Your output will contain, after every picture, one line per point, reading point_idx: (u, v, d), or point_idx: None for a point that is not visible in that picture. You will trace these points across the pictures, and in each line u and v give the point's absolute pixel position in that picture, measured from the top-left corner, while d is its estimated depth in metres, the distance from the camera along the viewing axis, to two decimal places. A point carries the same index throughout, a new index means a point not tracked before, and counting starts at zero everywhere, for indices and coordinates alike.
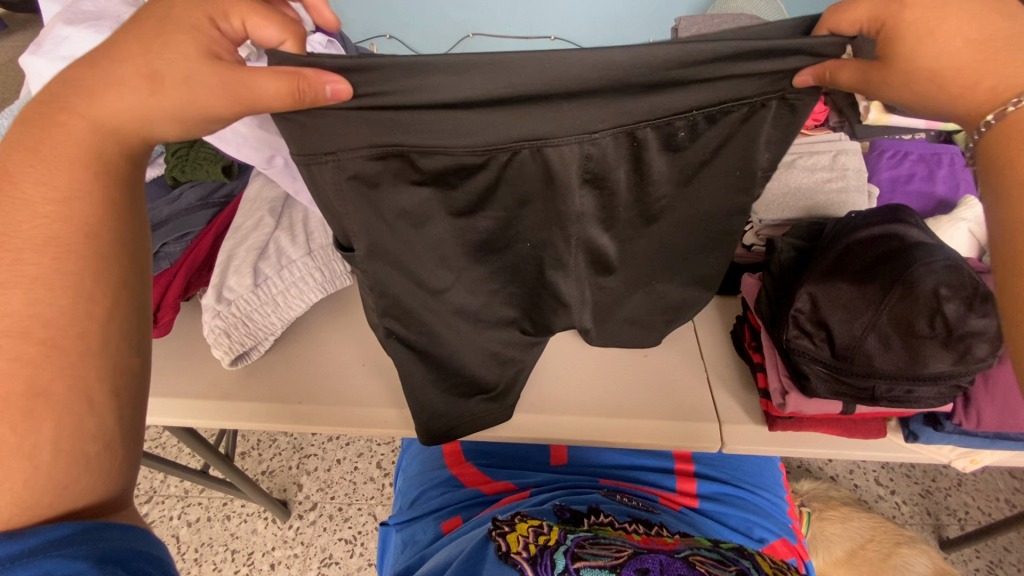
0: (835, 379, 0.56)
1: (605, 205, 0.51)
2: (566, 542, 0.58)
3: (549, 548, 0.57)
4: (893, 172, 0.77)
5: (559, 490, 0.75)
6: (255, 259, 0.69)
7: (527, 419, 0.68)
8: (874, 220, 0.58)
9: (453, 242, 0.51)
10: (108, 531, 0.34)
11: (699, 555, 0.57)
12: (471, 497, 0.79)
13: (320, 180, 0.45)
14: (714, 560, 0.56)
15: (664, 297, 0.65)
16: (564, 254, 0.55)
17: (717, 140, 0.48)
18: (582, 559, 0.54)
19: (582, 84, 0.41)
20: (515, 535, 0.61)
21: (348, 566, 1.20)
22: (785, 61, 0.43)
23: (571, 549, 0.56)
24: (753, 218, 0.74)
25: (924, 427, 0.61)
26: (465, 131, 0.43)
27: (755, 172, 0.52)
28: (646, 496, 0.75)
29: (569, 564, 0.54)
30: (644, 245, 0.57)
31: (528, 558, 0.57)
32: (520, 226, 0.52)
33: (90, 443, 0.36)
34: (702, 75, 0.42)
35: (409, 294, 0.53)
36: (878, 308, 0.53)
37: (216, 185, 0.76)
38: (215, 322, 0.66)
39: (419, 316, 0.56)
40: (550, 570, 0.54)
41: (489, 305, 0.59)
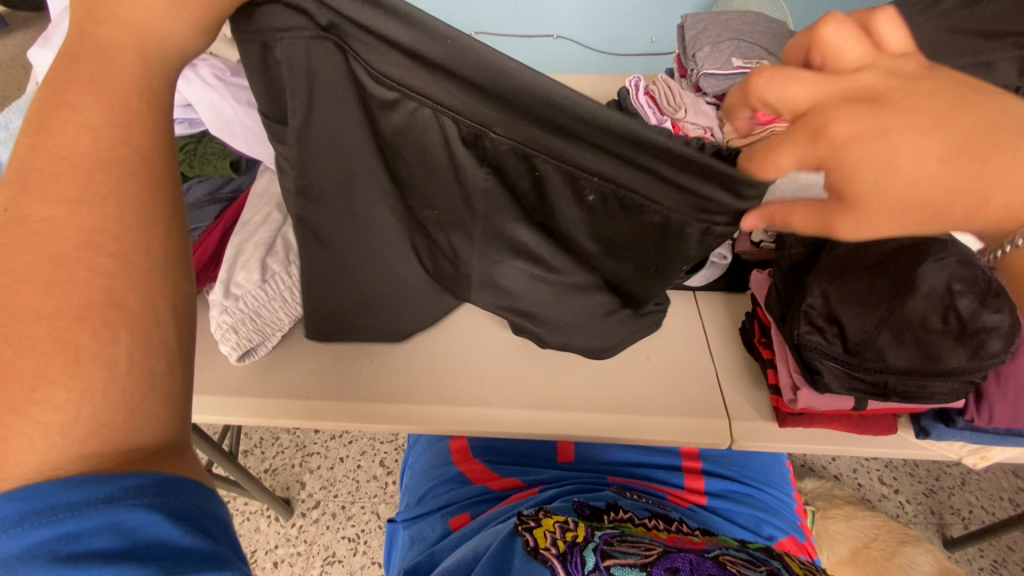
0: (849, 376, 0.56)
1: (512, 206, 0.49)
2: (595, 539, 0.58)
3: (580, 546, 0.57)
4: None
5: (568, 487, 0.75)
6: (263, 254, 0.69)
7: (536, 415, 0.68)
8: None
9: (374, 176, 0.50)
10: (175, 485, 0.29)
11: (729, 555, 0.57)
12: (479, 494, 0.79)
13: (263, 59, 0.42)
14: (744, 560, 0.56)
15: (572, 322, 0.62)
16: (460, 245, 0.54)
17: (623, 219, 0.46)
18: (611, 556, 0.55)
19: (500, 94, 0.39)
20: (542, 531, 0.61)
21: (352, 564, 1.20)
22: (700, 181, 0.40)
23: (600, 546, 0.57)
24: None
25: (936, 423, 0.60)
26: (397, 73, 0.41)
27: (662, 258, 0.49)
28: (655, 493, 0.76)
29: (599, 562, 0.55)
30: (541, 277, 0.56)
31: (558, 555, 0.57)
32: (432, 201, 0.51)
33: (168, 388, 0.30)
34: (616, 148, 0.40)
35: (331, 196, 0.52)
36: (891, 303, 0.54)
37: (224, 180, 0.75)
38: (223, 317, 0.65)
39: (322, 221, 0.54)
40: (581, 569, 0.55)
41: (399, 250, 0.58)
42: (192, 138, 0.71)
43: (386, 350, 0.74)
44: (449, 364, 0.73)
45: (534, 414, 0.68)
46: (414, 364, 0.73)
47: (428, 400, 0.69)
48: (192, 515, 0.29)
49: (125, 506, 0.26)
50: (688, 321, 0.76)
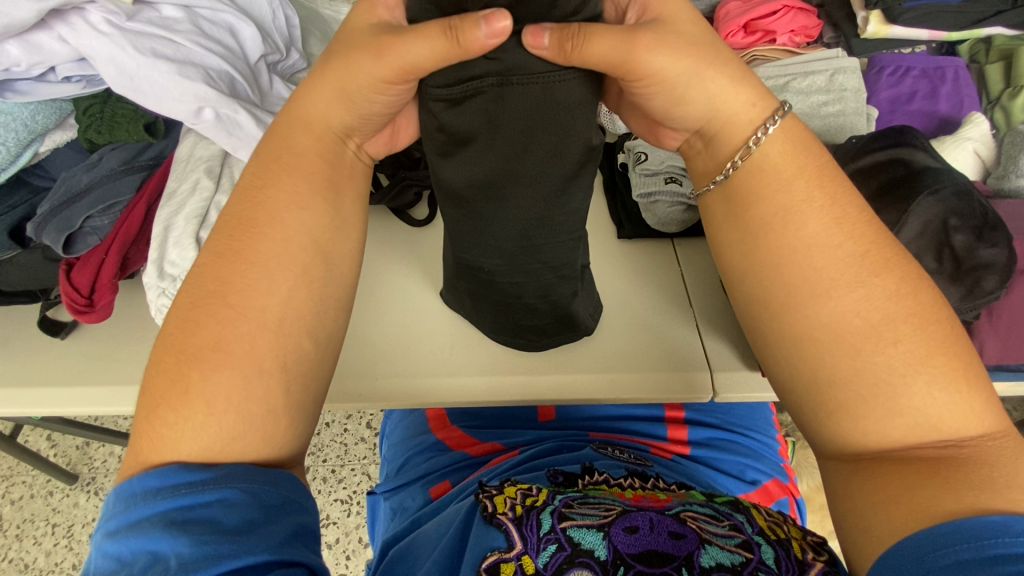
0: None
1: (488, 176, 0.45)
2: (554, 501, 0.53)
3: (537, 509, 0.52)
4: (894, 91, 0.70)
5: (546, 446, 0.73)
6: (196, 229, 0.62)
7: (508, 381, 0.64)
8: (876, 145, 0.53)
9: (520, 193, 0.46)
10: (276, 478, 0.40)
11: (691, 510, 0.51)
12: (458, 460, 0.77)
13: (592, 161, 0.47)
14: (707, 517, 0.50)
15: (492, 191, 0.46)
16: (475, 186, 0.47)
17: (514, 191, 0.46)
18: (568, 518, 0.50)
19: (543, 111, 0.41)
20: (503, 497, 0.54)
21: (347, 525, 1.28)
22: (531, 204, 0.47)
23: (558, 508, 0.52)
24: None
25: None
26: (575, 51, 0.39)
27: (522, 150, 0.44)
28: (637, 447, 0.74)
29: (556, 525, 0.50)
30: (490, 228, 0.49)
31: (514, 519, 0.52)
32: (496, 178, 0.45)
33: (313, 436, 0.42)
34: (512, 156, 0.44)
35: (535, 185, 0.46)
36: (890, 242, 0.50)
37: (141, 146, 0.66)
38: (163, 300, 0.61)
39: (486, 139, 0.43)
40: (537, 532, 0.50)
41: (496, 202, 0.47)
42: (95, 98, 0.61)
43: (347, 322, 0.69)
44: (412, 332, 0.68)
45: (507, 381, 0.64)
46: (379, 334, 0.68)
47: (394, 375, 0.65)
48: (278, 500, 0.39)
49: (229, 486, 0.38)
50: (665, 270, 0.72)
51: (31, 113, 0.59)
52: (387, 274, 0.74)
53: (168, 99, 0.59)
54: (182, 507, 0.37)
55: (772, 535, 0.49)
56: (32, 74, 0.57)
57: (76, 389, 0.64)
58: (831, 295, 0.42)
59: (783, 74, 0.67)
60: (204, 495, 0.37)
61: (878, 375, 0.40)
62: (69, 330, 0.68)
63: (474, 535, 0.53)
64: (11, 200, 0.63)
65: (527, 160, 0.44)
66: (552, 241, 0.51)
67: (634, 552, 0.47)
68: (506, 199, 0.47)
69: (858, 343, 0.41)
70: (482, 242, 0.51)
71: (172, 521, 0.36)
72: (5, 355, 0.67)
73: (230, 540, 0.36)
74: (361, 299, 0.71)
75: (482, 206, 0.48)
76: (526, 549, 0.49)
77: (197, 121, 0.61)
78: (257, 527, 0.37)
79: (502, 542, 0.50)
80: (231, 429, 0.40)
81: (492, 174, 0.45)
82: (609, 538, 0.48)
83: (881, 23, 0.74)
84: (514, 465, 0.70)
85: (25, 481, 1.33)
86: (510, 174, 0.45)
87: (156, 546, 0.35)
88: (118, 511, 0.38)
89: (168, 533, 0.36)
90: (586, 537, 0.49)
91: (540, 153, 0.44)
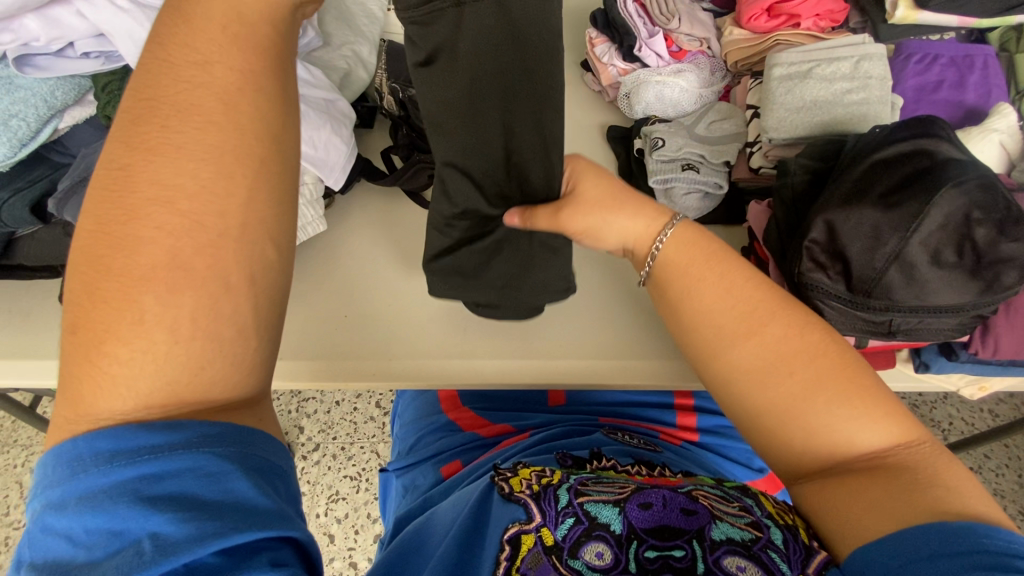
0: (852, 316, 0.51)
1: (455, 63, 0.49)
2: (569, 479, 0.54)
3: (553, 485, 0.53)
4: (920, 79, 0.69)
5: (558, 429, 0.74)
6: None
7: (521, 364, 0.65)
8: (896, 137, 0.52)
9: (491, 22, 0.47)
10: (251, 438, 0.36)
11: (703, 490, 0.52)
12: (469, 441, 0.78)
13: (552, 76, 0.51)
14: (717, 497, 0.51)
15: (460, 50, 0.48)
16: (456, 74, 0.49)
17: (487, 63, 0.49)
18: (585, 494, 0.51)
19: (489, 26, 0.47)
20: (518, 478, 0.56)
21: (356, 501, 1.31)
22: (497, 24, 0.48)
23: (574, 485, 0.53)
24: (763, 137, 0.65)
25: (937, 357, 0.57)
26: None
27: (492, 38, 0.48)
28: (645, 433, 0.75)
29: (574, 500, 0.51)
30: (457, 127, 0.51)
31: (532, 494, 0.53)
32: (461, 55, 0.48)
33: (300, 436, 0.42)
34: (481, 47, 0.48)
35: (503, 51, 0.49)
36: (906, 234, 0.48)
37: None
38: None
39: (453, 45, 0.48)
40: (555, 505, 0.51)
41: (468, 88, 0.50)
42: (114, 75, 0.61)
43: (362, 304, 0.70)
44: (427, 315, 0.69)
45: (519, 363, 0.65)
46: (393, 315, 0.69)
47: (409, 355, 0.66)
48: (258, 466, 0.36)
49: (203, 451, 0.33)
50: None
51: (51, 89, 0.59)
52: (399, 257, 0.74)
53: None
54: (148, 477, 0.32)
55: (781, 520, 0.48)
56: (51, 50, 0.57)
57: None
58: (776, 362, 0.46)
59: (807, 60, 0.65)
60: (175, 462, 0.33)
61: (789, 395, 0.45)
62: None
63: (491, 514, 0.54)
64: (31, 175, 0.63)
65: (493, 47, 0.48)
66: (528, 144, 0.53)
67: (648, 527, 0.48)
68: (484, 58, 0.49)
69: (772, 369, 0.46)
70: (463, 143, 0.53)
71: (140, 493, 0.32)
72: (26, 329, 0.68)
73: (214, 514, 0.32)
74: (374, 280, 0.72)
75: (456, 77, 0.49)
76: (545, 521, 0.50)
77: None
78: (241, 504, 0.33)
79: (523, 515, 0.51)
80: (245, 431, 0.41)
81: (456, 60, 0.49)
82: (624, 513, 0.49)
83: (910, 8, 0.72)
84: (526, 447, 0.71)
85: None
86: (473, 55, 0.48)
87: (122, 527, 0.31)
88: (64, 479, 0.32)
89: (138, 509, 0.31)
90: (602, 512, 0.50)
91: (503, 54, 0.49)
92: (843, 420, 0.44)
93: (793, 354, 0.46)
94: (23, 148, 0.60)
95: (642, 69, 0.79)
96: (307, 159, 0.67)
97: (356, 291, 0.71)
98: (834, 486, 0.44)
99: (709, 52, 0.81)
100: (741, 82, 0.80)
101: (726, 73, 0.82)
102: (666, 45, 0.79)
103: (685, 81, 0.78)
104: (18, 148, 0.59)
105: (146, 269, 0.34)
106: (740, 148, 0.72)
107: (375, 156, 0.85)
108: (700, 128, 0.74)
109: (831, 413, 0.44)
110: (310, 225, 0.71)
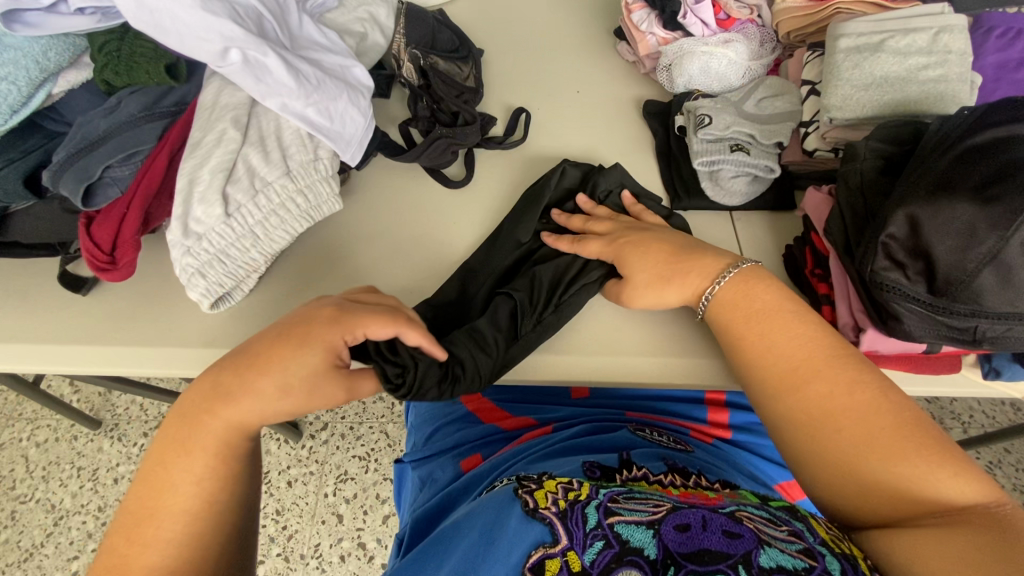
0: (932, 321, 0.47)
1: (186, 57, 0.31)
2: (598, 495, 0.50)
3: (581, 502, 0.49)
4: (1001, 57, 0.62)
5: (584, 424, 0.71)
6: (223, 183, 0.58)
7: (551, 360, 0.60)
8: (990, 122, 0.46)
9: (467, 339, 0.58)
10: None
11: (746, 511, 0.49)
12: (489, 434, 0.75)
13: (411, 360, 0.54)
14: (763, 520, 0.47)
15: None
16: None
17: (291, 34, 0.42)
18: (616, 513, 0.48)
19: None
20: (543, 491, 0.52)
21: (365, 482, 1.29)
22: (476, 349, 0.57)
23: (605, 503, 0.49)
24: (820, 116, 0.59)
25: (1010, 363, 0.53)
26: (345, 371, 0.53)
27: None
28: (676, 430, 0.71)
29: (603, 520, 0.47)
30: None
31: (558, 512, 0.49)
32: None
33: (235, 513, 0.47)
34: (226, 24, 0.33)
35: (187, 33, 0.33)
36: (1005, 233, 0.43)
37: (161, 91, 0.60)
38: (188, 261, 0.57)
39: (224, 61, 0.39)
40: (582, 526, 0.47)
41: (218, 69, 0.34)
42: (112, 34, 0.55)
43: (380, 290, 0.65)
44: None
45: (549, 359, 0.60)
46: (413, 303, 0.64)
47: None
48: None
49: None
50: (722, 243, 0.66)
51: (43, 49, 0.53)
52: (420, 238, 0.69)
53: (193, 38, 0.53)
54: None
55: (836, 548, 0.45)
56: (42, 4, 0.51)
57: (102, 348, 0.61)
58: (804, 387, 0.49)
59: (879, 31, 0.59)
60: None
61: (846, 446, 0.47)
62: (91, 286, 0.64)
63: (513, 526, 0.49)
64: (24, 144, 0.58)
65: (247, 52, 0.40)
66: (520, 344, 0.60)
67: (685, 551, 0.44)
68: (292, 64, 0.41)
69: (819, 424, 0.48)
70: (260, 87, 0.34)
71: None
72: (23, 310, 0.63)
73: None
74: (392, 265, 0.67)
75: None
76: (571, 544, 0.47)
77: (223, 64, 0.55)
78: None
79: (547, 536, 0.48)
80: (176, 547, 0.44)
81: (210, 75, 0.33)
82: (659, 536, 0.46)
83: None
84: (551, 443, 0.67)
85: (49, 425, 1.35)
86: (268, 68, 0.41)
87: None
88: None
89: None
90: (635, 535, 0.46)
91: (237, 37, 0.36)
92: (908, 469, 0.45)
93: (845, 410, 0.47)
94: (16, 116, 0.54)
95: (684, 38, 0.74)
96: (322, 132, 0.62)
97: (374, 276, 0.66)
98: (907, 534, 0.43)
99: (759, 21, 0.75)
100: (794, 55, 0.74)
101: (777, 44, 0.75)
102: (713, 11, 0.73)
103: (733, 52, 0.72)
104: (12, 116, 0.54)
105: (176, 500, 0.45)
106: (794, 127, 0.66)
107: (392, 127, 0.79)
108: (749, 104, 0.68)
109: (905, 477, 0.44)
110: (323, 204, 0.65)
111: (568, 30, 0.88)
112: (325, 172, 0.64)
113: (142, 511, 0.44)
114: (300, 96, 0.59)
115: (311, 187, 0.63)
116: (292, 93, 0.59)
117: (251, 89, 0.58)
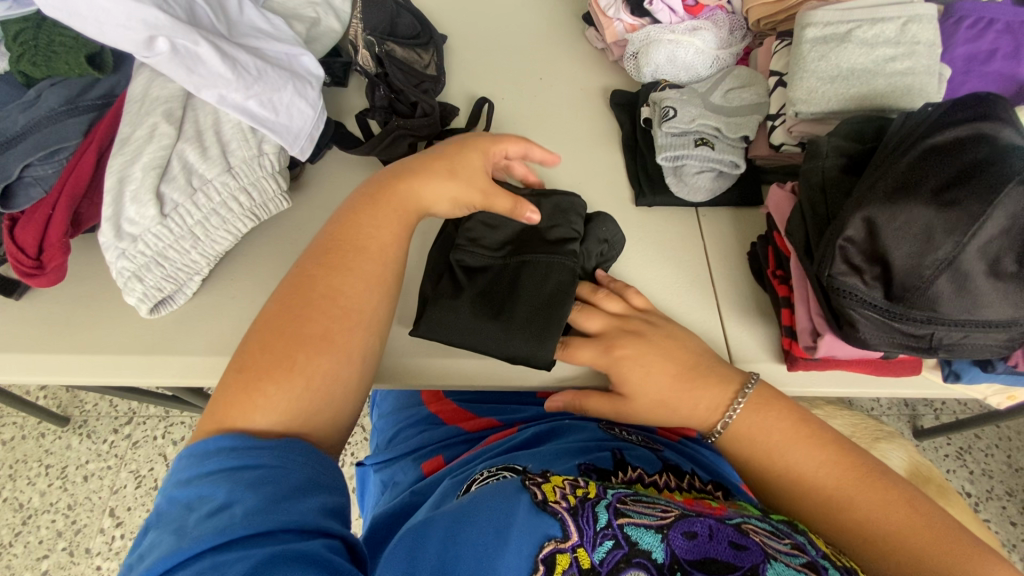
0: (887, 328, 0.45)
1: None
2: (607, 494, 0.47)
3: (591, 499, 0.46)
4: (971, 48, 0.61)
5: (549, 424, 0.69)
6: (156, 181, 0.54)
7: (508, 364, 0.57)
8: (954, 119, 0.45)
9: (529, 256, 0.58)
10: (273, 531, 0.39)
11: (750, 523, 0.46)
12: (451, 436, 0.73)
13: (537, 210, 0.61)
14: (767, 532, 0.45)
15: None
16: None
17: None
18: (625, 515, 0.45)
19: None
20: (551, 485, 0.48)
21: None
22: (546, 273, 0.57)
23: (613, 503, 0.46)
24: (786, 110, 0.57)
25: (970, 366, 0.51)
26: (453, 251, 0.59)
27: None
28: (643, 428, 0.70)
29: (614, 521, 0.44)
30: None
31: (569, 508, 0.45)
32: None
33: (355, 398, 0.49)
34: None
35: None
36: (964, 237, 0.42)
37: (87, 83, 0.56)
38: (122, 264, 0.54)
39: None
40: (593, 527, 0.44)
41: None
42: (26, 22, 0.51)
43: None
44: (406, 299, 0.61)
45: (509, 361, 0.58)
46: None
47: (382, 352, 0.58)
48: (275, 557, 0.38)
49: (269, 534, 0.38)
50: (687, 240, 0.63)
51: None
52: None
53: (112, 25, 0.49)
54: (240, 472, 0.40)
55: (838, 562, 0.44)
56: None
57: (32, 356, 0.58)
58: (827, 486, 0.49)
59: (846, 21, 0.57)
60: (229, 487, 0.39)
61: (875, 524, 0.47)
62: (23, 290, 0.61)
63: (518, 521, 0.45)
64: None
65: None
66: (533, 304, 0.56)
67: (692, 558, 0.42)
68: None
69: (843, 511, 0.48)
70: None
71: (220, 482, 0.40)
72: None
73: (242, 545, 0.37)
74: None
75: None
76: (582, 542, 0.44)
77: (150, 54, 0.52)
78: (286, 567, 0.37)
79: (558, 532, 0.44)
80: (308, 391, 0.46)
81: None
82: (667, 541, 0.43)
83: None
84: (514, 443, 0.65)
85: (16, 423, 1.31)
86: None
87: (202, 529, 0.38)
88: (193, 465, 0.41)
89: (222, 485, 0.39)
90: (644, 537, 0.43)
91: None
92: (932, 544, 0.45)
93: (858, 493, 0.48)
94: None
95: (651, 25, 0.71)
96: (266, 125, 0.58)
97: None
98: None
99: (728, 7, 0.71)
100: (763, 43, 0.71)
101: (747, 32, 0.73)
102: None
103: (700, 40, 0.69)
104: None
105: (340, 308, 0.50)
106: (761, 121, 0.64)
107: (350, 117, 0.76)
108: (716, 96, 0.66)
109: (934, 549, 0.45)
110: (270, 203, 0.62)
111: (534, 15, 0.84)
112: (270, 168, 0.60)
113: (267, 360, 0.46)
114: (239, 89, 0.56)
115: (255, 184, 0.60)
116: (229, 84, 0.55)
117: (183, 82, 0.55)
